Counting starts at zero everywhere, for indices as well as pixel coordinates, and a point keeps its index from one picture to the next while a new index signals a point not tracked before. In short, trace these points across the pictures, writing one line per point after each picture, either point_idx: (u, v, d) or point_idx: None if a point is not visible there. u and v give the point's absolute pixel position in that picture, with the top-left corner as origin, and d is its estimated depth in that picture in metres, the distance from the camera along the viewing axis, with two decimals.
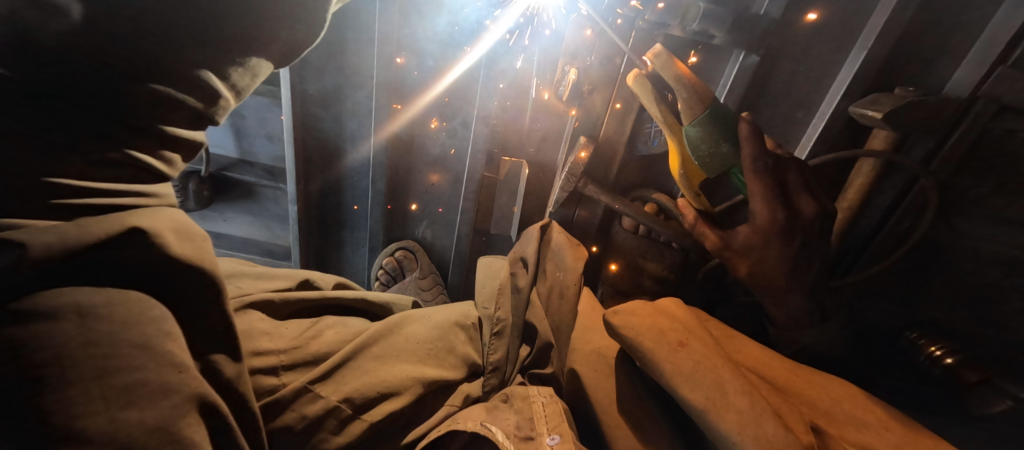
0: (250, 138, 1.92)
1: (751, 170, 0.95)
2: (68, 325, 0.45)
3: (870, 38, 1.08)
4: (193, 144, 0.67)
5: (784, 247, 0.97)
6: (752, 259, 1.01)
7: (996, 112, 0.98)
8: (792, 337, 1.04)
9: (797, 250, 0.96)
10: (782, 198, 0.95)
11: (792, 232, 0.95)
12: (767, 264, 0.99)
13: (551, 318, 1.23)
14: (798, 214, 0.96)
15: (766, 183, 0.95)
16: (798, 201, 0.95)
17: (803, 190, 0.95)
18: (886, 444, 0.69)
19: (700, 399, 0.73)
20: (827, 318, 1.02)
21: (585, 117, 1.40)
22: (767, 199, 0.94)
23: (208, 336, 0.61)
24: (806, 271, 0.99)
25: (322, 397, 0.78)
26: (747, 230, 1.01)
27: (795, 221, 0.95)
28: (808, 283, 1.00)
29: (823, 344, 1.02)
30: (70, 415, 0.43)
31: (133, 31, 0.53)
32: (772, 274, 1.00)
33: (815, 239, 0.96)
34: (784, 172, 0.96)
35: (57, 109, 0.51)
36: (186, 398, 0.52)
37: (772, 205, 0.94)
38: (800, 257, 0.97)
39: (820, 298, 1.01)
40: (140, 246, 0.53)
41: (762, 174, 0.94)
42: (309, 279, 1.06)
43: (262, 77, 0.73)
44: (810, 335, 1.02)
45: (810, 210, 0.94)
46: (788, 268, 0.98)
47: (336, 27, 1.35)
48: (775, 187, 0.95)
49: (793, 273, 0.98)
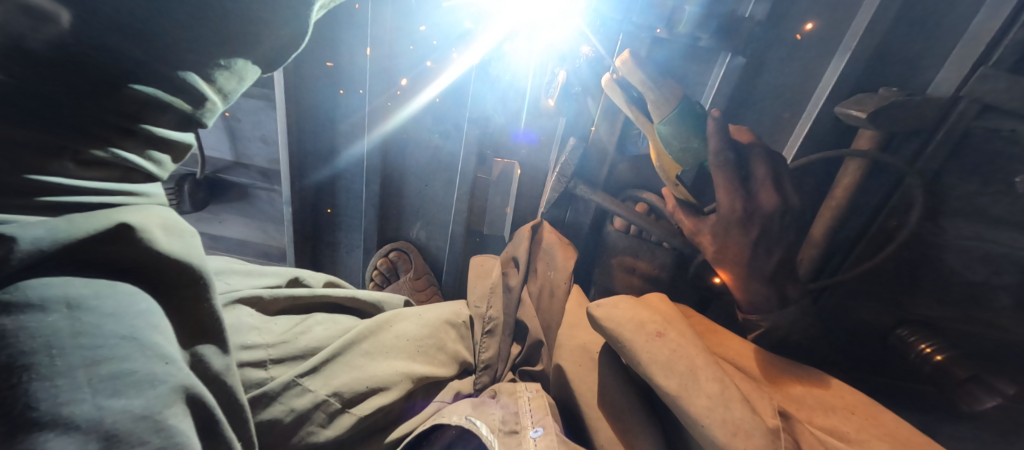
0: (246, 141, 1.96)
1: (714, 164, 1.01)
2: (56, 316, 0.48)
3: (854, 40, 1.11)
4: (182, 146, 0.69)
5: (746, 235, 1.00)
6: (716, 246, 1.07)
7: (980, 111, 1.02)
8: (758, 321, 1.08)
9: (754, 237, 1.00)
10: (743, 189, 0.99)
11: (748, 221, 0.99)
12: (731, 252, 1.04)
13: (541, 317, 1.26)
14: (759, 206, 0.98)
15: (726, 177, 1.00)
16: (759, 192, 0.98)
17: (768, 183, 0.97)
18: (850, 427, 0.72)
19: (673, 385, 0.75)
20: (790, 304, 1.06)
21: (572, 123, 1.45)
22: (728, 190, 1.00)
23: (196, 332, 0.62)
24: (764, 261, 1.02)
25: (311, 391, 0.80)
26: (715, 218, 1.06)
27: (754, 211, 0.98)
28: (767, 272, 1.03)
29: (785, 328, 1.06)
30: (56, 402, 0.45)
31: (111, 27, 0.54)
32: (734, 263, 1.05)
33: (775, 230, 0.99)
34: (750, 163, 0.99)
35: (38, 108, 0.52)
36: (171, 388, 0.53)
37: (733, 194, 0.99)
38: (761, 246, 1.01)
39: (781, 285, 1.05)
40: (127, 242, 0.56)
41: (725, 168, 1.00)
42: (299, 277, 1.08)
43: (247, 80, 0.73)
44: (775, 318, 1.05)
45: (770, 203, 0.96)
46: (748, 255, 1.02)
47: (332, 25, 1.36)
48: (737, 178, 0.99)
49: (752, 264, 1.03)
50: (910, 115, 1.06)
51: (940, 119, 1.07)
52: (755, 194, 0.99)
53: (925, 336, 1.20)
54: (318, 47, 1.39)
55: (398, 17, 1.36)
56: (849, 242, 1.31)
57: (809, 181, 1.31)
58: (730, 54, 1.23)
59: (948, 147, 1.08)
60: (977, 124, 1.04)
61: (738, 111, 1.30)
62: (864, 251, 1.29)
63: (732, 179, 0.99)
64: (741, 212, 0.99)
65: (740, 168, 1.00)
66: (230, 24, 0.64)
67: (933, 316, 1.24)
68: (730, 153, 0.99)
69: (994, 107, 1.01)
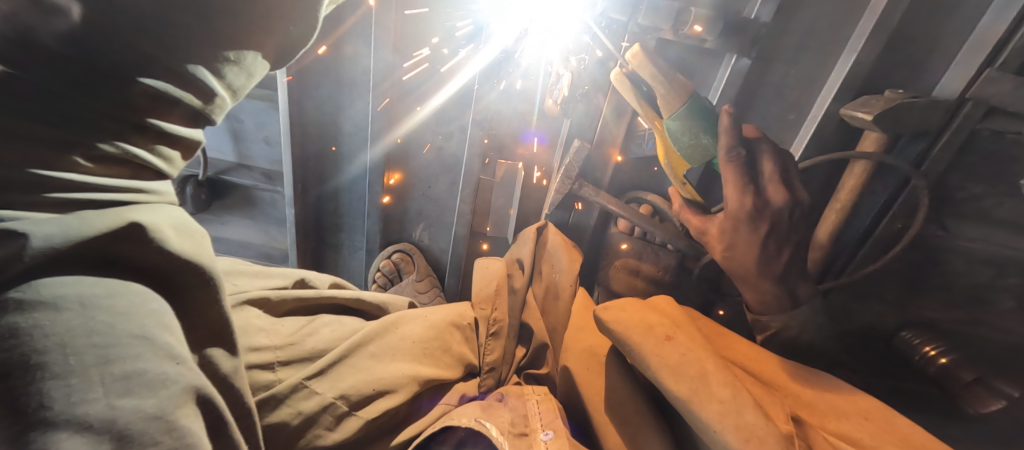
0: (247, 142, 1.96)
1: (725, 161, 0.98)
2: (68, 314, 0.47)
3: (861, 41, 1.10)
4: (192, 142, 0.68)
5: (753, 232, 1.00)
6: (724, 244, 1.06)
7: (986, 113, 1.03)
8: (766, 322, 1.08)
9: (764, 234, 0.99)
10: (753, 184, 0.98)
11: (759, 216, 0.98)
12: (740, 250, 1.04)
13: (547, 319, 1.27)
14: (768, 202, 0.98)
15: (736, 174, 0.98)
16: (767, 188, 0.98)
17: (776, 179, 0.97)
18: (864, 432, 0.71)
19: (684, 390, 0.74)
20: (799, 304, 1.06)
21: (578, 124, 1.43)
22: (737, 185, 0.98)
23: (204, 332, 0.61)
24: (774, 260, 1.03)
25: (318, 394, 0.79)
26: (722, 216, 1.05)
27: (764, 207, 0.98)
28: (776, 270, 1.04)
29: (794, 329, 1.06)
30: (69, 401, 0.44)
31: (113, 21, 0.53)
32: (743, 261, 1.05)
33: (784, 226, 0.99)
34: (759, 161, 0.99)
35: (53, 107, 0.52)
36: (182, 389, 0.53)
37: (742, 192, 0.99)
38: (769, 244, 1.01)
39: (791, 284, 1.05)
40: (137, 242, 0.54)
41: (736, 166, 0.97)
42: (304, 278, 1.07)
43: (256, 77, 0.73)
44: (783, 320, 1.06)
45: (780, 198, 0.97)
46: (758, 253, 1.02)
47: (334, 29, 1.35)
48: (748, 174, 0.98)
49: (762, 261, 1.03)
50: (918, 113, 1.05)
51: (949, 116, 1.06)
52: (764, 190, 0.98)
53: (929, 338, 1.21)
54: (321, 53, 1.39)
55: (402, 19, 1.35)
56: (854, 245, 1.31)
57: (814, 183, 1.31)
58: (734, 55, 1.23)
59: (954, 149, 1.08)
60: (982, 127, 1.05)
61: (745, 110, 1.30)
62: (869, 254, 1.29)
63: (743, 175, 0.98)
64: (751, 208, 0.98)
65: (750, 167, 0.99)
66: (222, 19, 0.62)
67: (939, 318, 1.25)
68: (742, 149, 0.97)
69: (1000, 110, 1.01)
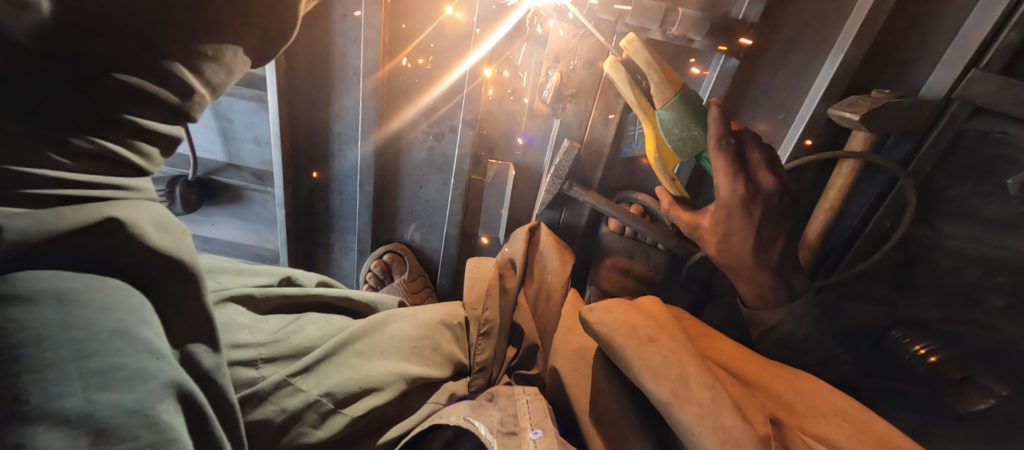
0: (238, 142, 1.96)
1: (715, 148, 0.99)
2: (46, 309, 0.47)
3: (846, 43, 1.11)
4: (171, 139, 0.69)
5: (747, 219, 1.01)
6: (718, 236, 1.06)
7: (971, 113, 1.04)
8: (760, 317, 1.09)
9: (757, 219, 1.00)
10: (743, 171, 0.99)
11: (751, 202, 0.99)
12: (734, 240, 1.04)
13: (538, 320, 1.28)
14: (760, 186, 1.00)
15: (726, 161, 0.99)
16: (757, 173, 1.00)
17: (761, 165, 1.00)
18: (841, 435, 0.73)
19: (665, 391, 0.75)
20: (796, 296, 1.07)
21: (565, 123, 1.42)
22: (729, 173, 0.99)
23: (186, 328, 0.62)
24: (770, 248, 1.04)
25: (303, 391, 0.80)
26: (713, 207, 1.05)
27: (756, 192, 0.99)
28: (773, 261, 1.05)
29: (789, 324, 1.06)
30: (46, 395, 0.44)
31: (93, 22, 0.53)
32: (738, 251, 1.05)
33: (775, 212, 1.02)
34: (748, 149, 1.01)
35: (39, 109, 0.52)
36: (162, 383, 0.53)
37: (734, 178, 0.99)
38: (762, 231, 1.02)
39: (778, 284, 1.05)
40: (115, 235, 0.55)
41: (724, 153, 0.98)
42: (291, 276, 1.08)
43: (235, 74, 0.75)
44: (775, 316, 1.07)
45: (770, 182, 0.99)
46: (752, 240, 1.03)
47: (326, 29, 1.38)
48: (737, 161, 0.99)
49: (757, 251, 1.03)
50: (903, 117, 1.07)
51: (931, 121, 1.08)
52: (754, 176, 1.00)
53: (919, 337, 1.25)
54: (314, 51, 1.42)
55: (392, 19, 1.36)
56: (843, 242, 1.31)
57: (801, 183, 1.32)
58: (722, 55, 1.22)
59: (940, 148, 1.09)
60: (969, 126, 1.06)
61: (735, 109, 1.31)
62: (856, 254, 1.30)
63: (732, 162, 0.98)
64: (743, 194, 0.99)
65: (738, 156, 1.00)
66: (197, 19, 0.63)
67: (926, 317, 1.29)
68: (732, 138, 0.98)
69: (985, 109, 1.02)
